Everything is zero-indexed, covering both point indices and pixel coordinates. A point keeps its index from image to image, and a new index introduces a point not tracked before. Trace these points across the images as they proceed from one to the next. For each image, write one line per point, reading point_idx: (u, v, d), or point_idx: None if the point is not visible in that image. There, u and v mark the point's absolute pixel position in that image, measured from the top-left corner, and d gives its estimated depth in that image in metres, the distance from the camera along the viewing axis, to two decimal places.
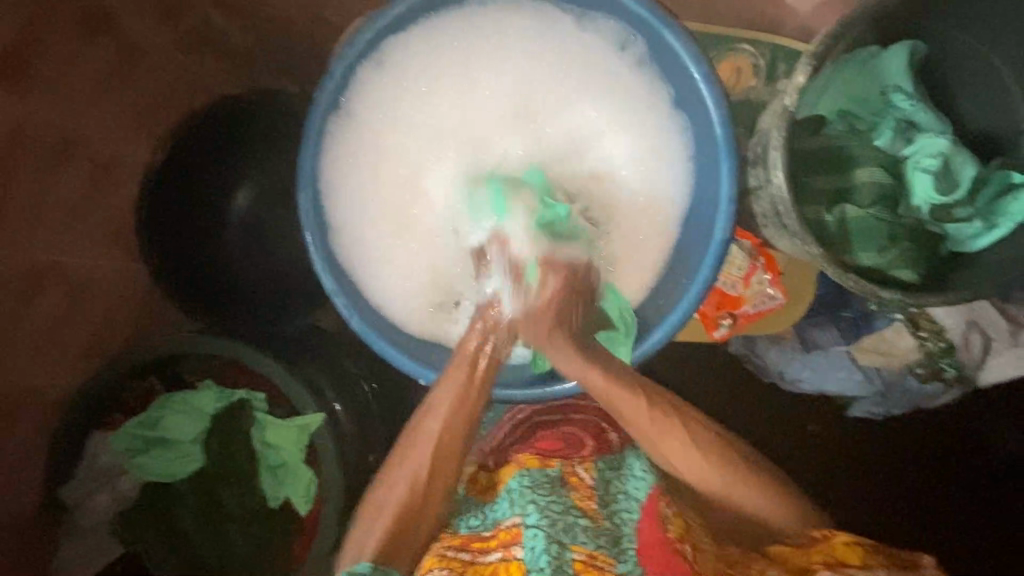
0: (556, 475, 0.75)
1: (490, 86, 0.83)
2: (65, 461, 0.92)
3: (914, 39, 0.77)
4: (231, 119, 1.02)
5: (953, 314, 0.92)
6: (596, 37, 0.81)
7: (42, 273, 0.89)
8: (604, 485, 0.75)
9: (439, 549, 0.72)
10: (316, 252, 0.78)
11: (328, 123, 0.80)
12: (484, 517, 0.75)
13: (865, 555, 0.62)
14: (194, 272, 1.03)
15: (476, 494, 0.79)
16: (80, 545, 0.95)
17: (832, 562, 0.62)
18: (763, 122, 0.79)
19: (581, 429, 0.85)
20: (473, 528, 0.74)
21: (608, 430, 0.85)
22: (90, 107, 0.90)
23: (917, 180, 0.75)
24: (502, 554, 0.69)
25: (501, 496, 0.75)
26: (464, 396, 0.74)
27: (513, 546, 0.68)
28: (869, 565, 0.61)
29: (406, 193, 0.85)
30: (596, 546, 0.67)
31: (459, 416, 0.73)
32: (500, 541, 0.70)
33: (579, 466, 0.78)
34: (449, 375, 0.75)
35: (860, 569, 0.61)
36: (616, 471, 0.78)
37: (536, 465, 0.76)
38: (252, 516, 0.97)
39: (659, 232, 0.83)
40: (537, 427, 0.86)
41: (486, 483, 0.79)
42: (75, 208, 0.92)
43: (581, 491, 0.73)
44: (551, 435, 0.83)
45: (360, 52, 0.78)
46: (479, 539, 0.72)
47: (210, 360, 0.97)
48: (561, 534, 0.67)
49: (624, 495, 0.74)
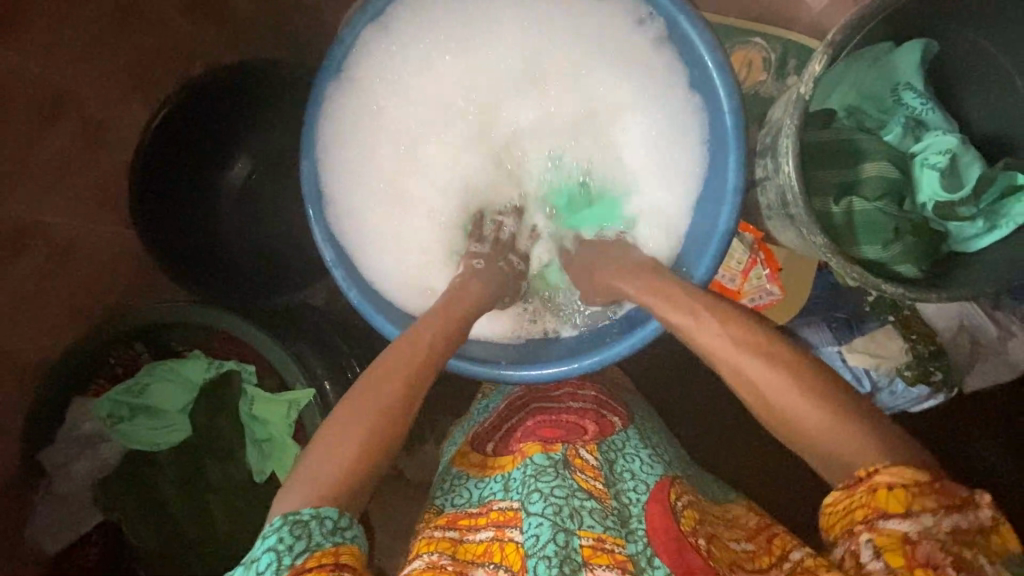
0: (559, 457, 0.73)
1: (498, 61, 0.84)
2: (42, 426, 0.89)
3: (927, 39, 0.78)
4: (215, 77, 0.94)
5: (943, 316, 0.94)
6: (610, 14, 0.79)
7: (31, 231, 0.88)
8: (608, 465, 0.75)
9: (428, 533, 0.70)
10: (315, 220, 0.77)
11: (334, 90, 0.78)
12: (472, 493, 0.75)
13: (910, 499, 0.49)
14: (189, 246, 1.01)
15: (462, 470, 0.79)
16: (57, 514, 0.93)
17: (868, 518, 0.50)
18: (773, 114, 0.80)
19: (581, 416, 0.81)
20: (460, 504, 0.74)
21: (605, 414, 0.83)
22: (86, 64, 0.88)
23: (926, 178, 0.76)
24: (492, 533, 0.69)
25: (495, 477, 0.75)
26: (447, 329, 0.69)
27: (508, 527, 0.68)
28: (911, 512, 0.48)
29: (406, 164, 0.86)
30: (604, 529, 0.66)
31: (441, 344, 0.68)
32: (491, 520, 0.70)
33: (583, 448, 0.76)
34: (432, 316, 0.71)
35: (901, 518, 0.48)
36: (619, 451, 0.77)
37: (538, 451, 0.74)
38: (236, 491, 0.96)
39: (659, 217, 0.83)
40: (536, 412, 0.82)
41: (477, 461, 0.79)
42: (64, 166, 0.90)
43: (586, 472, 0.72)
44: (551, 423, 0.80)
45: (370, 19, 0.75)
46: (468, 517, 0.71)
47: (196, 331, 0.93)
48: (566, 522, 0.65)
49: (630, 475, 0.74)
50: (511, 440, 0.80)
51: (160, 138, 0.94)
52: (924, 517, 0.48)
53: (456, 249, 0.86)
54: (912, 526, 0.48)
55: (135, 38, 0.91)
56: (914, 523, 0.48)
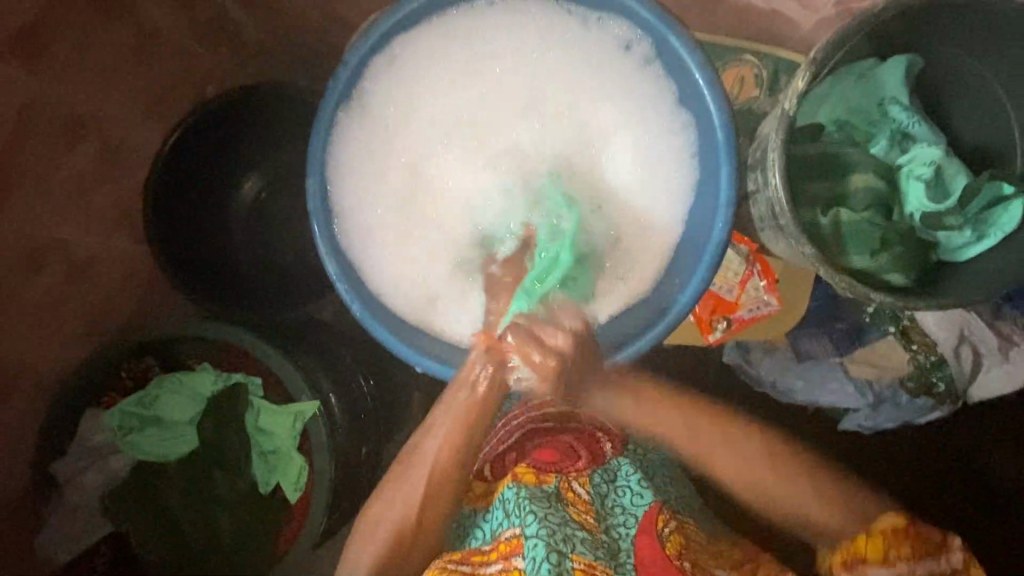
0: (552, 491, 0.76)
1: (499, 78, 0.86)
2: (58, 435, 0.94)
3: (910, 54, 0.80)
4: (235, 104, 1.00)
5: (944, 326, 0.93)
6: (603, 37, 0.83)
7: (47, 249, 0.92)
8: (600, 500, 0.79)
9: (440, 562, 0.74)
10: (320, 236, 0.80)
11: (339, 111, 0.82)
12: (484, 529, 0.77)
13: (888, 548, 0.69)
14: (199, 260, 1.04)
15: (471, 504, 0.81)
16: (67, 524, 0.95)
17: (849, 561, 0.70)
18: (762, 129, 0.82)
19: (578, 440, 0.84)
20: (473, 543, 0.77)
21: (601, 438, 0.85)
22: (106, 87, 0.92)
23: (911, 188, 0.78)
24: (502, 566, 0.73)
25: (495, 505, 0.78)
26: (465, 424, 0.75)
27: (513, 556, 0.72)
28: (889, 559, 0.68)
29: (408, 180, 0.87)
30: (595, 557, 0.70)
31: (453, 446, 0.75)
32: (500, 552, 0.73)
33: (575, 481, 0.79)
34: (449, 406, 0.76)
35: (880, 563, 0.68)
36: (610, 483, 0.81)
37: (532, 481, 0.77)
38: (243, 504, 0.97)
39: (632, 272, 0.85)
40: (534, 435, 0.83)
41: (481, 491, 0.81)
42: (81, 186, 0.94)
43: (577, 505, 0.76)
44: (548, 444, 0.83)
45: (374, 45, 0.80)
46: (481, 553, 0.75)
47: (208, 346, 0.96)
48: (561, 544, 0.69)
49: (620, 510, 0.77)
50: (507, 462, 0.82)
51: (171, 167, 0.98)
52: (898, 562, 0.68)
53: (470, 262, 0.87)
54: (888, 568, 0.68)
55: (157, 65, 0.97)
56: (892, 567, 0.67)
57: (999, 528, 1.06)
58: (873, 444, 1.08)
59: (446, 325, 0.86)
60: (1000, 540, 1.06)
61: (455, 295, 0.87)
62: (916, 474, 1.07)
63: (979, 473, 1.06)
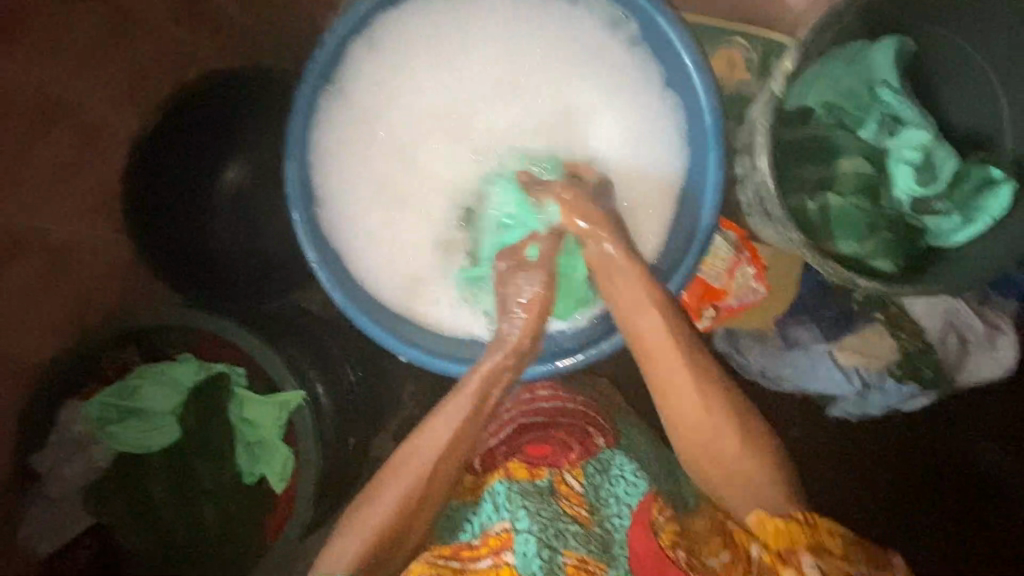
0: (545, 485, 0.75)
1: (484, 60, 0.84)
2: (35, 433, 0.91)
3: (900, 35, 0.78)
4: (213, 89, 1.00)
5: (931, 314, 0.94)
6: (590, 18, 0.81)
7: (24, 238, 0.87)
8: (593, 491, 0.76)
9: (429, 557, 0.71)
10: (302, 224, 0.78)
11: (319, 94, 0.79)
12: (472, 523, 0.75)
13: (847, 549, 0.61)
14: (179, 247, 1.01)
15: (460, 497, 0.78)
16: (47, 517, 0.93)
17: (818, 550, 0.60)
18: (750, 113, 0.81)
19: (569, 435, 0.83)
20: (461, 538, 0.74)
21: (593, 434, 0.84)
22: (82, 71, 0.88)
23: (899, 172, 0.78)
24: (493, 561, 0.71)
25: (485, 499, 0.76)
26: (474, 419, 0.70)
27: (503, 551, 0.71)
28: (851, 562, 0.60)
29: (391, 165, 0.85)
30: (587, 551, 0.69)
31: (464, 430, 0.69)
32: (490, 548, 0.72)
33: (568, 474, 0.78)
34: (458, 398, 0.71)
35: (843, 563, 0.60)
36: (604, 473, 0.79)
37: (525, 476, 0.76)
38: (228, 494, 0.96)
39: None
40: (523, 431, 0.83)
41: (471, 484, 0.80)
42: (56, 176, 0.89)
43: (571, 499, 0.75)
44: (540, 440, 0.82)
45: (353, 25, 0.78)
46: (470, 548, 0.73)
47: (195, 335, 0.96)
48: (552, 539, 0.69)
49: (614, 500, 0.76)
50: (497, 458, 0.81)
51: (144, 165, 0.98)
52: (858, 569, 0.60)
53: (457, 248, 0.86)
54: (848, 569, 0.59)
55: (135, 49, 0.93)
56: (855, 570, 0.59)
57: (983, 516, 1.07)
58: (862, 431, 1.08)
59: (430, 314, 0.85)
60: (985, 528, 1.07)
61: (442, 281, 0.86)
62: (902, 462, 1.08)
63: (965, 462, 1.07)
